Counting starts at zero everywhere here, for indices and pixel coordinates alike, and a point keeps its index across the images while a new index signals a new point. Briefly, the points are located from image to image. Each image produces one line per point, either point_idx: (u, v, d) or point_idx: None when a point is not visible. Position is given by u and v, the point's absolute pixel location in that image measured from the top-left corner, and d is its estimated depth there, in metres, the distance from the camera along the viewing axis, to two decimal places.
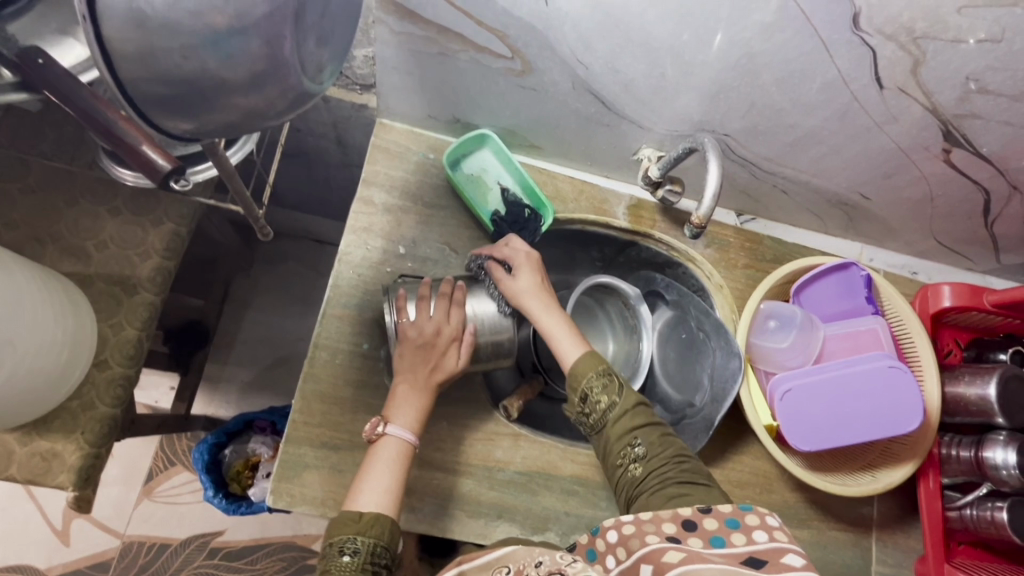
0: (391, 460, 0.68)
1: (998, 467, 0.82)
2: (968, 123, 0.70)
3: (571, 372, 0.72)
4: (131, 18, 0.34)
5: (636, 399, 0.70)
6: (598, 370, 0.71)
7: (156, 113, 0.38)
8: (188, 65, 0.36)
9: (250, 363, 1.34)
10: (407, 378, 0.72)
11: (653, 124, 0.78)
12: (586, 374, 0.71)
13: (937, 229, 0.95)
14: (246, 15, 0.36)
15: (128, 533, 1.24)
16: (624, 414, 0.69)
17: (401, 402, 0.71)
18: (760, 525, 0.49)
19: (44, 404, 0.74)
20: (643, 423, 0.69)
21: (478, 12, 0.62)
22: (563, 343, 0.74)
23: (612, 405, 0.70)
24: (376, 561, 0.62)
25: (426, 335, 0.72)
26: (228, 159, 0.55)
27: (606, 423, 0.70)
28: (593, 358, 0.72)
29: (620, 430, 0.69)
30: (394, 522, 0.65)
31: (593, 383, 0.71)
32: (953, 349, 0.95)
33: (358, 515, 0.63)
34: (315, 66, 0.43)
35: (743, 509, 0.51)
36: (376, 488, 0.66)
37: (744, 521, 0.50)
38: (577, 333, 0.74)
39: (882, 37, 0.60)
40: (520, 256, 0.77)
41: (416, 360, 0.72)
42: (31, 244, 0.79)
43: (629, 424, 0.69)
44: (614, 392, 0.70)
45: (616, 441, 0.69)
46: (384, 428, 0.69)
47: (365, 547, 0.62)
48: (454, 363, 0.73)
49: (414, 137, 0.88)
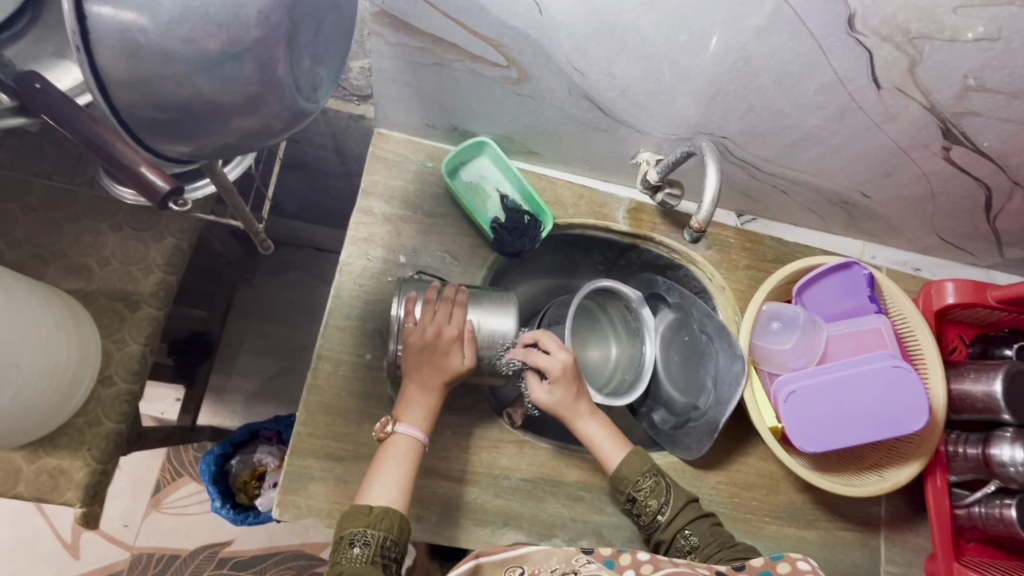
0: (400, 456, 0.68)
1: (1006, 464, 0.81)
2: (967, 120, 0.70)
3: (615, 477, 0.75)
4: (125, 47, 0.34)
5: (683, 497, 0.75)
6: (644, 471, 0.75)
7: (151, 137, 0.39)
8: (181, 90, 0.36)
9: (255, 373, 1.34)
10: (416, 380, 0.72)
11: (650, 129, 0.78)
12: (632, 478, 0.74)
13: (938, 226, 0.94)
14: (238, 40, 0.36)
15: (138, 545, 1.24)
16: (674, 512, 0.73)
17: (410, 401, 0.72)
18: (794, 571, 0.50)
19: (48, 424, 0.74)
20: (695, 516, 0.73)
21: (473, 23, 0.62)
22: (603, 449, 0.76)
23: (659, 506, 0.74)
24: (385, 554, 0.62)
25: (428, 337, 0.72)
26: (225, 175, 0.55)
27: (657, 525, 0.74)
28: (637, 462, 0.75)
29: (672, 530, 0.73)
30: (404, 517, 0.65)
31: (639, 484, 0.74)
32: (958, 346, 0.95)
33: (368, 508, 0.64)
34: (310, 85, 0.43)
35: (774, 559, 0.52)
36: (386, 483, 0.66)
37: (777, 570, 0.51)
38: (619, 437, 0.77)
39: (878, 37, 0.59)
40: (554, 361, 0.75)
41: (423, 361, 0.72)
42: (33, 263, 0.80)
43: (678, 522, 0.73)
44: (661, 492, 0.74)
45: (669, 539, 0.73)
46: (393, 427, 0.70)
47: (374, 538, 0.62)
48: (457, 360, 0.72)
49: (413, 146, 0.88)
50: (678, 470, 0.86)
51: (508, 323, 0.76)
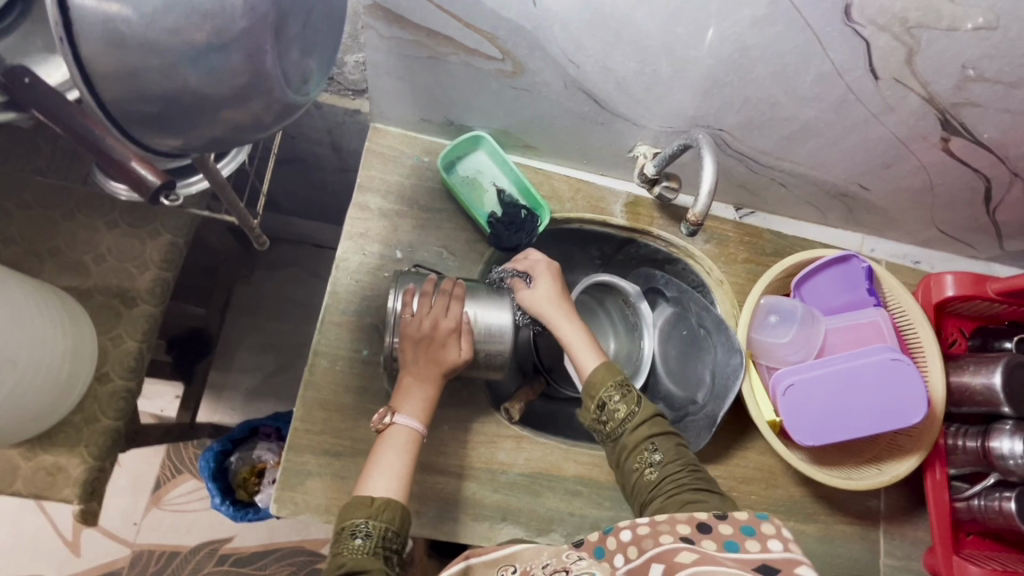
0: (399, 447, 0.68)
1: (1005, 457, 0.81)
2: (966, 111, 0.69)
3: (587, 383, 0.73)
4: (110, 38, 0.34)
5: (652, 410, 0.71)
6: (617, 380, 0.72)
7: (139, 131, 0.38)
8: (168, 82, 0.36)
9: (254, 370, 1.34)
10: (413, 372, 0.72)
11: (647, 121, 0.77)
12: (603, 384, 0.72)
13: (937, 218, 0.94)
14: (225, 30, 0.36)
15: (138, 542, 1.25)
16: (641, 421, 0.70)
17: (408, 391, 0.71)
18: (777, 534, 0.46)
19: (45, 421, 0.74)
20: (660, 432, 0.70)
21: (467, 15, 0.62)
22: (579, 352, 0.75)
23: (629, 414, 0.71)
24: (387, 545, 0.62)
25: (425, 329, 0.71)
26: (218, 170, 0.55)
27: (624, 431, 0.70)
28: (609, 369, 0.73)
29: (636, 438, 0.69)
30: (405, 509, 0.65)
31: (611, 392, 0.72)
32: (958, 339, 0.95)
33: (370, 499, 0.64)
34: (300, 77, 0.42)
35: (759, 517, 0.48)
36: (387, 475, 0.66)
37: (760, 528, 0.47)
38: (595, 343, 0.76)
39: (875, 27, 0.59)
40: (536, 261, 0.81)
41: (420, 353, 0.72)
42: (29, 260, 0.79)
43: (644, 433, 0.70)
44: (632, 404, 0.71)
45: (633, 448, 0.69)
46: (391, 418, 0.70)
47: (375, 530, 0.62)
48: (455, 350, 0.72)
49: (409, 141, 0.88)
50: None
51: (506, 318, 0.76)
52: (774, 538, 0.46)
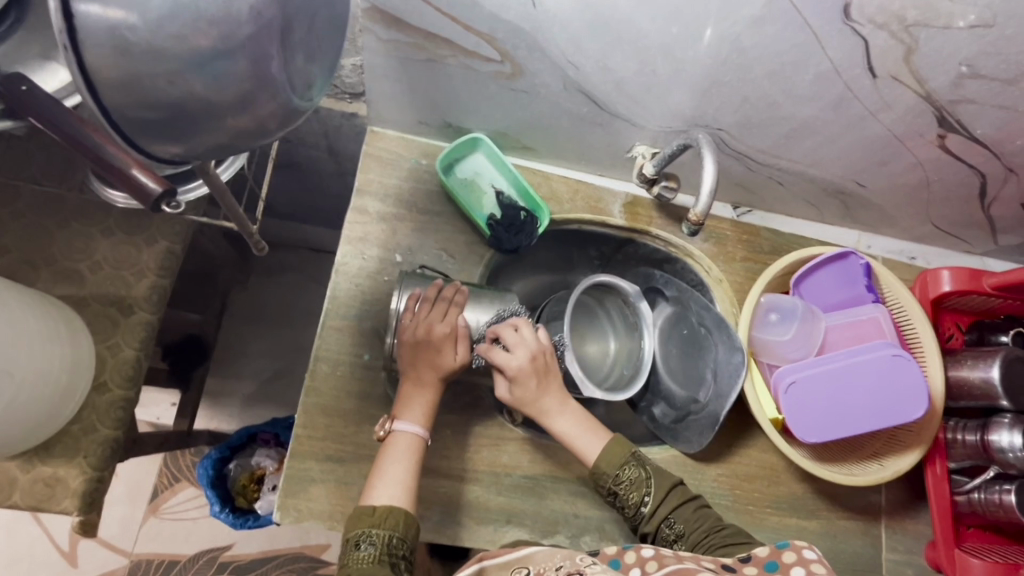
0: (403, 454, 0.68)
1: (1004, 450, 0.82)
2: (962, 108, 0.70)
3: (594, 473, 0.74)
4: (115, 45, 0.33)
5: (665, 484, 0.73)
6: (624, 461, 0.73)
7: (145, 138, 0.38)
8: (173, 89, 0.36)
9: (252, 376, 1.33)
10: (412, 378, 0.71)
11: (646, 121, 0.77)
12: (610, 472, 0.73)
13: (932, 214, 0.95)
14: (230, 36, 0.35)
15: (136, 552, 1.23)
16: (657, 502, 0.72)
17: (408, 398, 0.71)
18: (799, 561, 0.49)
19: (42, 432, 0.73)
20: (679, 502, 0.72)
21: (466, 17, 0.62)
22: (579, 442, 0.74)
23: (641, 498, 0.72)
24: (393, 552, 0.61)
25: (420, 334, 0.71)
26: (219, 176, 0.55)
27: (641, 517, 0.72)
28: (613, 456, 0.73)
29: (656, 522, 0.72)
30: (411, 515, 0.65)
31: (618, 478, 0.73)
32: (955, 333, 0.96)
33: (372, 508, 0.64)
34: (304, 82, 0.42)
35: (781, 549, 0.52)
36: (390, 483, 0.66)
37: (782, 560, 0.50)
38: (592, 427, 0.75)
39: (874, 26, 0.59)
40: (513, 359, 0.72)
41: (418, 357, 0.71)
42: (24, 269, 0.78)
43: (662, 512, 0.72)
44: (642, 483, 0.73)
45: (654, 530, 0.72)
46: (392, 425, 0.70)
47: (380, 538, 0.62)
48: (451, 355, 0.72)
49: (407, 144, 0.87)
50: (679, 463, 0.85)
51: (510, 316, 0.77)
52: (796, 566, 0.49)
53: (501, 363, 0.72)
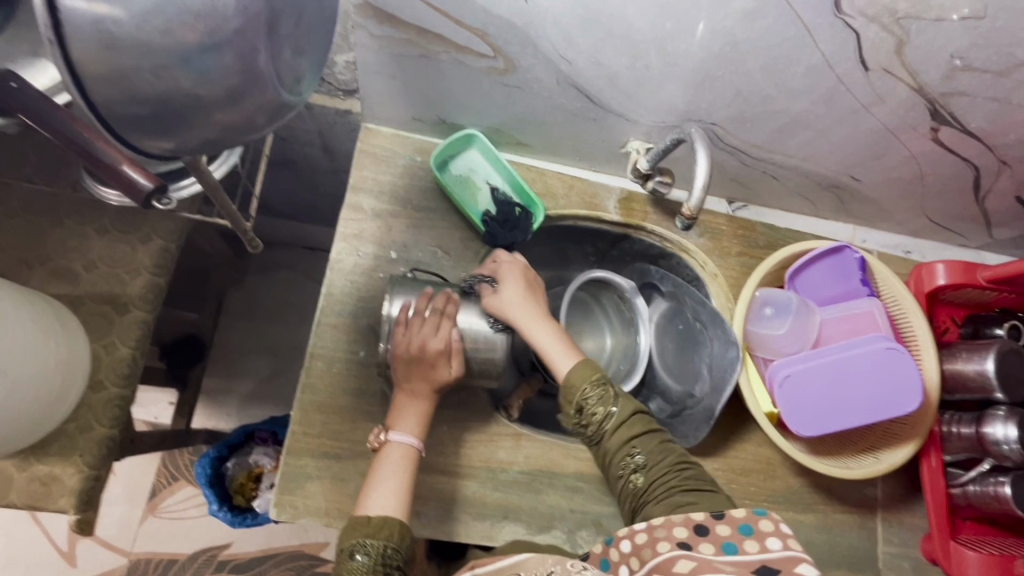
0: (397, 464, 0.68)
1: (999, 443, 0.82)
2: (955, 101, 0.70)
3: (563, 383, 0.71)
4: (101, 39, 0.33)
5: (632, 406, 0.70)
6: (594, 379, 0.70)
7: (133, 134, 0.38)
8: (160, 83, 0.35)
9: (249, 374, 1.33)
10: (407, 391, 0.72)
11: (639, 116, 0.77)
12: (579, 384, 0.69)
13: (927, 208, 0.95)
14: (217, 31, 0.35)
15: (135, 551, 1.24)
16: (622, 426, 0.68)
17: (402, 409, 0.72)
18: (775, 531, 0.48)
19: (38, 431, 0.73)
20: (641, 431, 0.69)
21: (457, 12, 0.62)
22: (553, 352, 0.73)
23: (607, 417, 0.69)
24: (388, 562, 0.61)
25: (413, 350, 0.71)
26: (211, 174, 0.55)
27: (604, 436, 0.69)
28: (585, 368, 0.70)
29: (618, 443, 0.68)
30: (404, 525, 0.64)
31: (587, 393, 0.69)
32: (950, 327, 0.95)
33: (367, 518, 0.63)
34: (294, 78, 0.42)
35: (756, 514, 0.50)
36: (384, 494, 0.66)
37: (758, 527, 0.49)
38: (568, 343, 0.73)
39: (865, 19, 0.59)
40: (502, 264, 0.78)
41: (412, 371, 0.72)
42: (18, 268, 0.78)
43: (626, 434, 0.68)
44: (609, 401, 0.69)
45: (615, 452, 0.68)
46: (387, 435, 0.70)
47: (374, 548, 0.61)
48: (445, 369, 0.72)
49: (401, 140, 0.87)
50: None
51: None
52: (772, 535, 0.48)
53: (495, 268, 0.78)
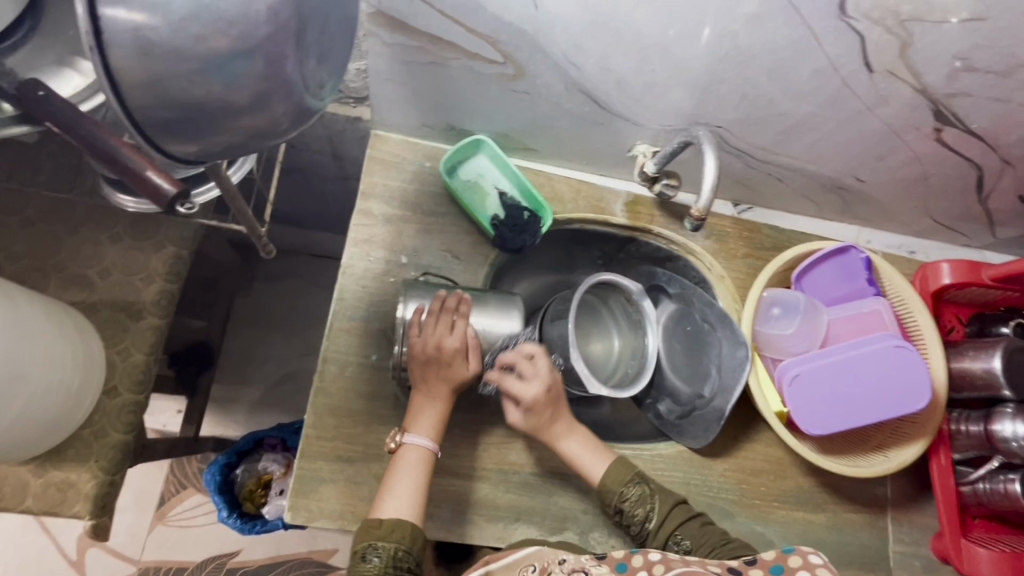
0: (414, 467, 0.69)
1: (1008, 440, 0.82)
2: (958, 101, 0.71)
3: (601, 488, 0.76)
4: (138, 46, 0.34)
5: (670, 500, 0.75)
6: (628, 479, 0.76)
7: (164, 138, 0.39)
8: (193, 88, 0.36)
9: (257, 382, 1.34)
10: (423, 390, 0.73)
11: (646, 121, 0.78)
12: (616, 487, 0.75)
13: (931, 208, 0.96)
14: (247, 37, 0.36)
15: (144, 559, 1.24)
16: (661, 519, 0.74)
17: (419, 412, 0.72)
18: (804, 565, 0.53)
19: (54, 436, 0.74)
20: (683, 520, 0.74)
21: (469, 20, 0.63)
22: (586, 461, 0.77)
23: (646, 514, 0.74)
24: (399, 565, 0.63)
25: (430, 350, 0.72)
26: (230, 178, 0.56)
27: (647, 533, 0.74)
28: (619, 470, 0.76)
29: (661, 540, 0.73)
30: (417, 527, 0.66)
31: (625, 494, 0.75)
32: (955, 326, 0.97)
33: (378, 521, 0.65)
34: (317, 83, 0.43)
35: (786, 553, 0.55)
36: (399, 499, 0.67)
37: (788, 564, 0.54)
38: (597, 447, 0.78)
39: (870, 21, 0.60)
40: (527, 389, 0.75)
41: (430, 372, 0.72)
42: (34, 275, 0.79)
43: (667, 528, 0.73)
44: (647, 499, 0.75)
45: (661, 546, 0.73)
46: (403, 438, 0.70)
47: (385, 550, 0.63)
48: (463, 368, 0.73)
49: (411, 147, 0.88)
50: (686, 459, 0.86)
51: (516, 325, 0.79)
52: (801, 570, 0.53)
53: (516, 389, 0.75)
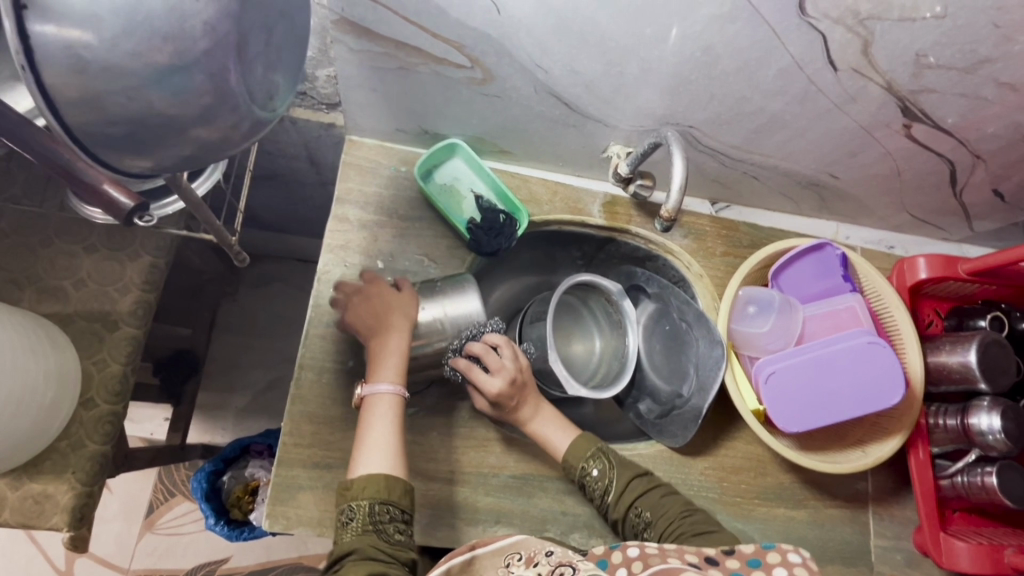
0: (387, 413, 0.70)
1: (984, 433, 0.83)
2: (925, 97, 0.71)
3: (565, 463, 0.77)
4: (71, 64, 0.34)
5: (629, 474, 0.76)
6: (590, 453, 0.76)
7: (111, 155, 0.39)
8: (133, 105, 0.37)
9: (244, 388, 1.34)
10: (372, 335, 0.74)
11: (618, 122, 0.78)
12: (580, 461, 0.76)
13: (907, 203, 0.96)
14: (186, 52, 0.36)
15: (133, 568, 1.23)
16: (621, 493, 0.75)
17: (378, 362, 0.72)
18: (782, 562, 0.52)
19: (29, 450, 0.74)
20: (643, 492, 0.75)
21: (433, 26, 0.63)
22: (555, 437, 0.79)
23: (606, 488, 0.75)
24: (376, 519, 0.63)
25: (367, 296, 0.78)
26: (194, 190, 0.56)
27: (607, 506, 0.75)
28: (584, 442, 0.77)
29: (621, 510, 0.74)
30: (391, 477, 0.65)
31: (587, 469, 0.76)
32: (934, 320, 0.97)
33: (351, 483, 0.65)
34: (265, 94, 0.43)
35: (764, 548, 0.53)
36: (372, 449, 0.67)
37: (766, 559, 0.52)
38: (563, 420, 0.80)
39: (830, 20, 0.60)
40: (491, 381, 0.76)
41: (370, 316, 0.76)
42: (8, 288, 0.79)
43: (628, 500, 0.74)
44: (607, 473, 0.76)
45: (622, 517, 0.74)
46: (369, 388, 0.70)
47: (360, 509, 0.63)
48: (393, 292, 0.77)
49: (385, 151, 0.88)
50: (666, 458, 0.86)
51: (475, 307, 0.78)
52: (779, 567, 0.51)
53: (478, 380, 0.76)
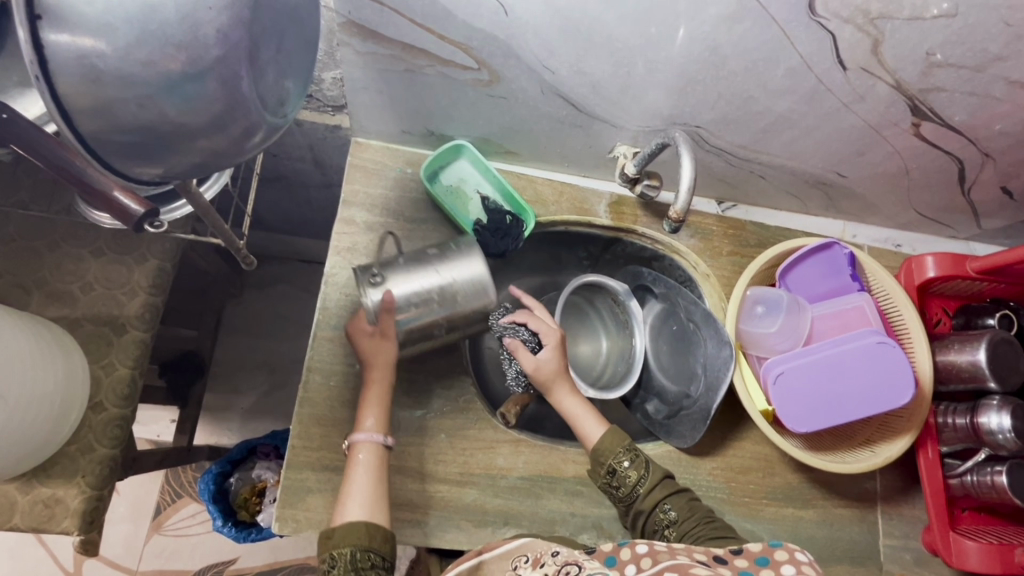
0: (370, 466, 0.69)
1: (994, 432, 0.83)
2: (933, 96, 0.71)
3: (595, 449, 0.76)
4: (84, 73, 0.34)
5: (660, 471, 0.76)
6: (622, 446, 0.76)
7: (123, 162, 0.39)
8: (144, 113, 0.37)
9: (250, 390, 1.34)
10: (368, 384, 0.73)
11: (625, 122, 0.78)
12: (611, 449, 0.76)
13: (915, 201, 0.96)
14: (199, 59, 0.36)
15: (140, 569, 1.24)
16: (652, 486, 0.75)
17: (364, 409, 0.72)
18: (792, 560, 0.50)
19: (39, 455, 0.74)
20: (672, 491, 0.75)
21: (440, 28, 0.63)
22: (586, 422, 0.79)
23: (640, 478, 0.75)
24: (359, 566, 0.62)
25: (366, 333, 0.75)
26: (203, 196, 0.56)
27: (636, 496, 0.75)
28: (617, 435, 0.77)
29: (649, 504, 0.74)
30: (376, 526, 0.65)
31: (619, 457, 0.76)
32: (942, 318, 0.97)
33: (329, 532, 0.64)
34: (276, 99, 0.43)
35: (772, 546, 0.52)
36: (357, 498, 0.66)
37: (774, 557, 0.51)
38: (596, 411, 0.80)
39: (840, 19, 0.60)
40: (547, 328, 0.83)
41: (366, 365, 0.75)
42: (16, 293, 0.79)
43: (657, 495, 0.74)
44: (641, 465, 0.76)
45: (649, 510, 0.74)
46: (353, 437, 0.70)
47: (342, 557, 0.62)
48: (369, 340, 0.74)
49: (391, 153, 0.88)
50: (674, 459, 0.86)
51: (479, 268, 0.73)
52: (788, 565, 0.50)
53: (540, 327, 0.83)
